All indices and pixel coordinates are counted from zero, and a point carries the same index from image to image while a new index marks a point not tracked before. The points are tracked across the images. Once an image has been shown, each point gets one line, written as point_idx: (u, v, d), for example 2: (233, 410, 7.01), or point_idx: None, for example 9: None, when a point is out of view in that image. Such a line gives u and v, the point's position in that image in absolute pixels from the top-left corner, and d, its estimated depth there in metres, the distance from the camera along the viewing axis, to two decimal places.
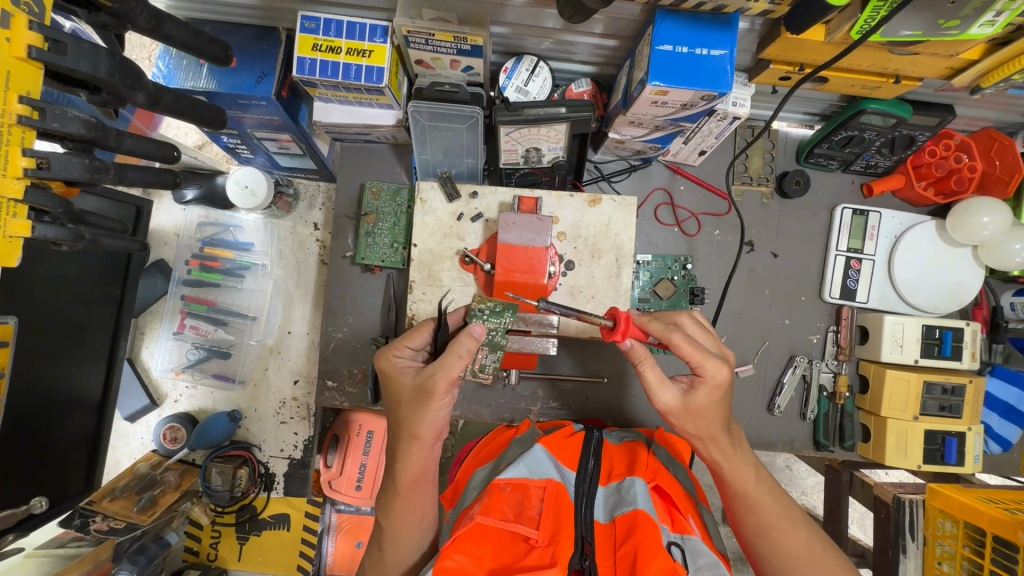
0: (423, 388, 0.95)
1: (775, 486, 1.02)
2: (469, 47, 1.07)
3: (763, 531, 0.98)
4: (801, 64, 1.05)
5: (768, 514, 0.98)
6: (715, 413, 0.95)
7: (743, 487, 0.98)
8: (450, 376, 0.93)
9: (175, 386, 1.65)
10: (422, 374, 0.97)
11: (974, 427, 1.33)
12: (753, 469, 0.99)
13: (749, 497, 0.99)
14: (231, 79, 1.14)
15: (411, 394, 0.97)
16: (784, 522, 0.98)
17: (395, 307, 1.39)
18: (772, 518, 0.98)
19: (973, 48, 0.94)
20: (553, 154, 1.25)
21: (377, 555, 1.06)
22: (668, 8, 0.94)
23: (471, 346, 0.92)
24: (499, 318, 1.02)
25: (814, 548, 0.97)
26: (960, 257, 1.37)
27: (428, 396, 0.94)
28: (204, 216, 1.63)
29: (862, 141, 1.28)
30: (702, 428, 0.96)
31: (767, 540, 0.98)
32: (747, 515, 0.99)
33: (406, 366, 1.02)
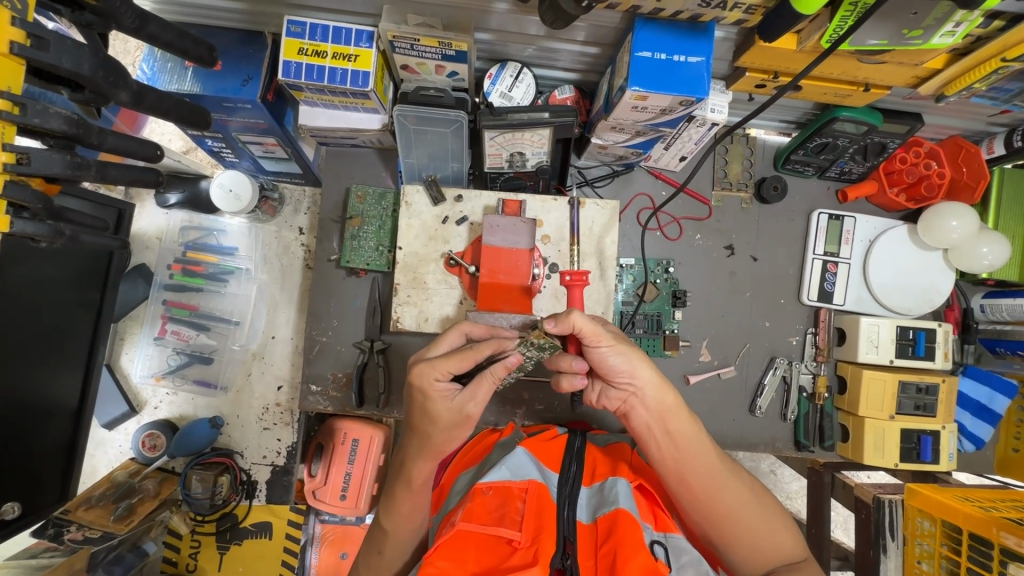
0: (462, 416, 0.98)
1: (736, 471, 1.05)
2: (454, 52, 1.09)
3: (714, 482, 1.01)
4: (776, 72, 1.09)
5: (717, 465, 1.02)
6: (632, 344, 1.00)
7: (687, 434, 1.01)
8: (485, 397, 0.98)
9: (155, 393, 1.62)
10: (460, 398, 0.97)
11: (948, 425, 1.37)
12: (694, 418, 1.02)
13: (714, 483, 1.00)
14: (217, 82, 1.15)
15: (447, 417, 0.97)
16: (729, 470, 1.03)
17: (379, 311, 1.39)
18: (721, 468, 1.02)
19: (937, 57, 0.98)
20: (537, 158, 1.27)
21: (377, 551, 1.11)
22: (647, 17, 0.97)
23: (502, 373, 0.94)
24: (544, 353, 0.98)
25: (755, 490, 1.05)
26: (931, 260, 1.41)
27: (466, 418, 0.98)
28: (187, 220, 1.61)
29: (836, 147, 1.32)
30: (635, 359, 0.96)
31: (719, 491, 1.00)
32: (696, 469, 1.00)
33: (444, 389, 0.97)
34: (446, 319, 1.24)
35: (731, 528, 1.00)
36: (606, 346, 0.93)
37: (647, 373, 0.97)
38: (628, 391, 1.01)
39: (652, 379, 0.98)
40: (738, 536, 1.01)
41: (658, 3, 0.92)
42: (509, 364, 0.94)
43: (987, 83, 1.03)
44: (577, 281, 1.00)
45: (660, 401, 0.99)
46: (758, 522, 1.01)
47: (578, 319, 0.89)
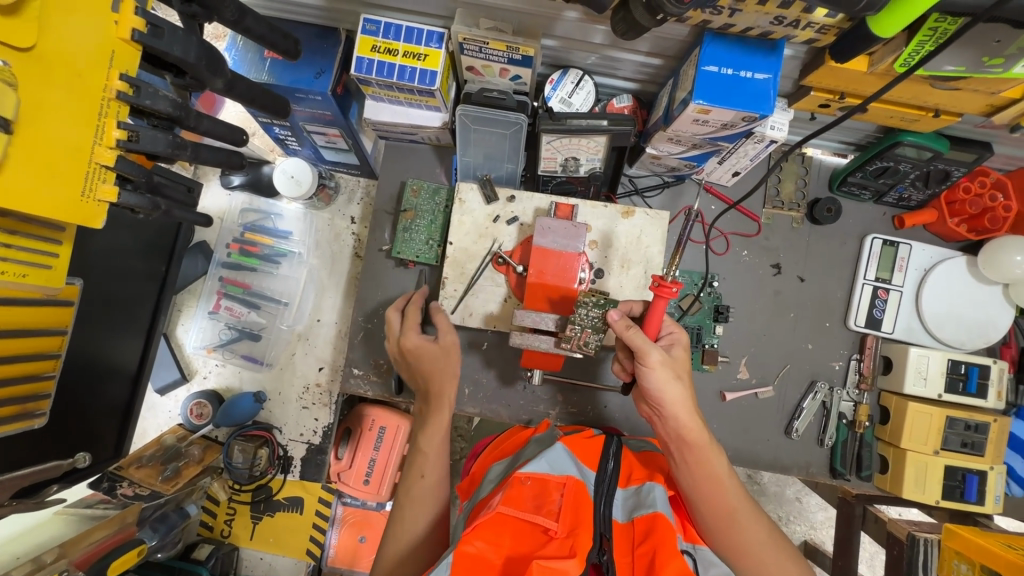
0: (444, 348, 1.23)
1: (754, 507, 1.02)
2: (520, 57, 1.12)
3: (728, 516, 0.99)
4: (842, 92, 1.08)
5: (734, 499, 1.00)
6: (679, 366, 1.01)
7: (704, 464, 1.00)
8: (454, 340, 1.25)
9: (205, 363, 1.71)
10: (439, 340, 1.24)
11: (996, 467, 1.32)
12: (715, 448, 1.02)
13: (728, 516, 0.99)
14: (292, 74, 1.21)
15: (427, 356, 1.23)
16: (748, 506, 1.01)
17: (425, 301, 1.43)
18: (739, 503, 1.00)
19: (1016, 86, 0.95)
20: (591, 165, 1.29)
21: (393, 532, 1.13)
22: (716, 32, 0.98)
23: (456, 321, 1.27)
24: (600, 310, 1.08)
25: (772, 532, 1.02)
26: (990, 294, 1.37)
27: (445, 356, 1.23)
28: (248, 203, 1.68)
29: (897, 171, 1.29)
30: (665, 381, 0.97)
31: (733, 525, 0.99)
32: (712, 500, 1.00)
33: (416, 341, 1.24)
34: (490, 315, 1.27)
35: (740, 562, 1.00)
36: (651, 361, 0.96)
37: (673, 396, 0.98)
38: (655, 410, 1.03)
39: (679, 405, 0.99)
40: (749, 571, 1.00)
41: (729, 19, 0.93)
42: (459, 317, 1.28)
43: None
44: (663, 292, 0.94)
45: (684, 426, 1.00)
46: (773, 564, 0.99)
47: (632, 333, 0.97)
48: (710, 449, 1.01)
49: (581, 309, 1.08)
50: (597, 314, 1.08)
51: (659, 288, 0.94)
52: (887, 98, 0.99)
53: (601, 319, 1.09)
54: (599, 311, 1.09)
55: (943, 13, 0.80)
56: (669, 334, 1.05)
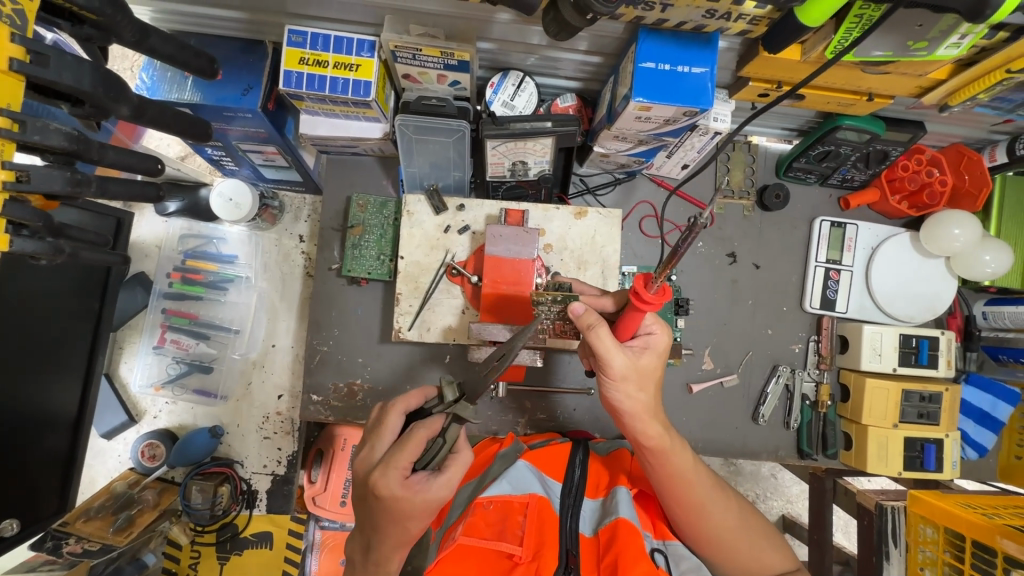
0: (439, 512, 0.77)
1: (723, 494, 1.00)
2: (456, 62, 1.08)
3: (695, 511, 0.97)
4: (779, 81, 1.08)
5: (702, 492, 0.98)
6: (648, 373, 0.93)
7: (666, 466, 0.96)
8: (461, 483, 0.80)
9: (154, 402, 1.61)
10: (427, 491, 0.77)
11: (951, 434, 1.36)
12: (679, 444, 0.98)
13: (695, 511, 0.97)
14: (217, 92, 1.14)
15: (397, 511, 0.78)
16: (715, 495, 0.99)
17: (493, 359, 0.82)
18: (707, 497, 0.98)
19: (941, 68, 0.96)
20: (539, 168, 1.27)
21: None
22: (650, 27, 0.97)
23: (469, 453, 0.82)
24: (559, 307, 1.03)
25: (745, 513, 1.01)
26: (933, 268, 1.41)
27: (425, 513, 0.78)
28: (186, 228, 1.60)
29: (839, 154, 1.32)
30: (626, 392, 0.92)
31: (702, 519, 0.98)
32: (679, 497, 0.97)
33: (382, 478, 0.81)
34: (449, 329, 1.24)
35: (713, 549, 0.99)
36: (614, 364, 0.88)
37: (633, 408, 0.92)
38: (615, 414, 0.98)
39: (638, 415, 0.93)
40: (720, 556, 1.00)
41: (661, 14, 0.92)
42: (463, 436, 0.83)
43: (990, 95, 1.00)
44: (640, 304, 0.81)
45: (642, 435, 0.94)
46: (747, 548, 0.99)
47: (593, 339, 0.87)
48: (673, 449, 0.96)
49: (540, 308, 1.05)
50: (557, 310, 1.04)
51: (638, 299, 0.81)
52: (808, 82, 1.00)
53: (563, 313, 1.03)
54: (559, 307, 1.03)
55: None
56: (647, 336, 0.95)
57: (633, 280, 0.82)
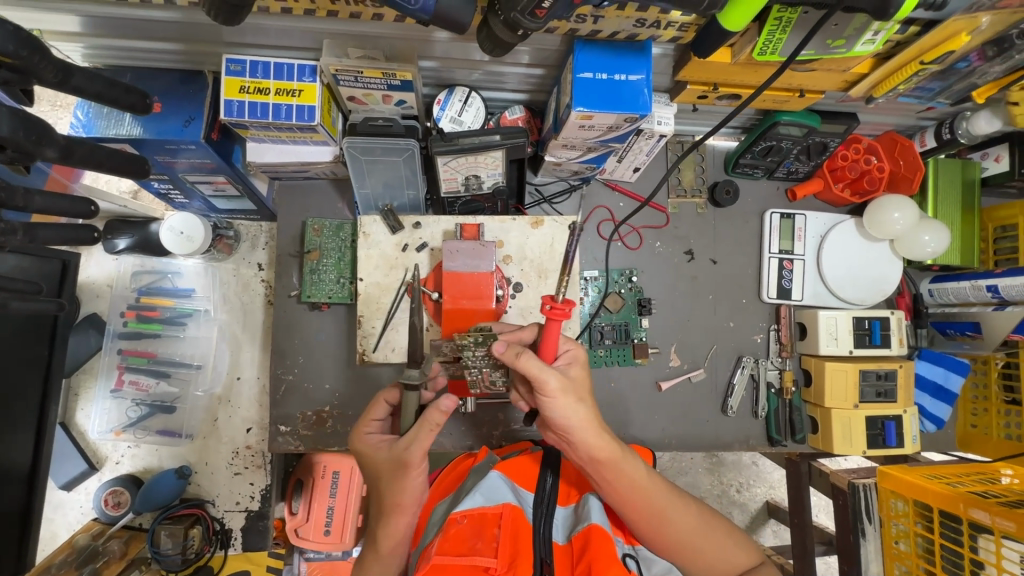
0: (398, 462, 0.88)
1: (680, 496, 1.02)
2: (399, 82, 1.09)
3: (657, 519, 0.98)
4: (715, 83, 1.12)
5: (660, 498, 0.98)
6: (581, 388, 0.94)
7: (621, 478, 0.95)
8: (424, 448, 0.87)
9: (115, 447, 1.56)
10: (398, 445, 0.89)
11: (909, 409, 1.40)
12: (630, 452, 0.97)
13: (657, 517, 0.98)
14: (158, 125, 1.12)
15: (387, 467, 0.90)
16: (674, 500, 0.99)
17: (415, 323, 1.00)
18: (666, 501, 0.98)
19: (861, 63, 1.01)
20: (493, 180, 1.27)
21: None
22: (585, 39, 0.99)
23: (441, 417, 0.86)
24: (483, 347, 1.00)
25: (704, 513, 1.03)
26: (878, 250, 1.47)
27: (405, 468, 0.88)
28: (139, 264, 1.54)
29: (780, 149, 1.37)
30: (567, 410, 0.91)
31: (665, 524, 0.98)
32: (640, 507, 0.97)
33: (379, 440, 0.95)
34: (414, 347, 1.24)
35: (677, 553, 1.00)
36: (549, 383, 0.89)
37: (577, 425, 0.91)
38: (561, 436, 0.96)
39: (586, 427, 0.92)
40: (690, 560, 1.01)
41: (594, 25, 0.94)
42: (447, 408, 0.86)
43: (909, 86, 1.06)
44: (556, 314, 0.87)
45: (594, 449, 0.93)
46: (712, 546, 1.01)
47: (525, 362, 0.88)
48: (624, 458, 0.95)
49: (468, 354, 0.99)
50: (483, 353, 0.99)
51: (550, 311, 0.88)
52: (764, 84, 0.98)
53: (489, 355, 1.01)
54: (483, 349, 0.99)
55: (783, 3, 0.85)
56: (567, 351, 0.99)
57: (543, 300, 0.89)
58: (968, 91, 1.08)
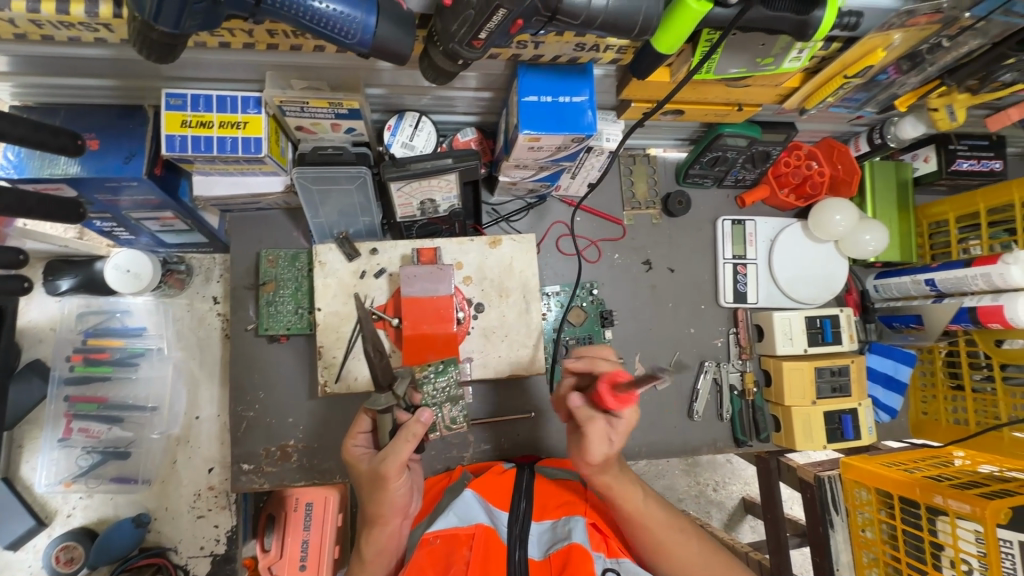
0: (376, 475, 0.90)
1: (687, 530, 1.00)
2: (347, 111, 1.09)
3: (657, 549, 0.98)
4: (658, 100, 1.15)
5: (663, 532, 0.97)
6: (613, 447, 0.92)
7: (625, 510, 0.97)
8: (401, 459, 0.89)
9: (66, 499, 1.48)
10: (376, 460, 0.92)
11: (863, 402, 1.46)
12: (634, 488, 0.98)
13: (659, 546, 0.98)
14: (96, 162, 1.08)
15: (368, 478, 0.92)
16: (675, 532, 0.98)
17: (375, 348, 0.90)
18: (667, 533, 0.98)
19: (792, 78, 1.06)
20: (449, 203, 1.28)
21: None
22: (528, 63, 1.01)
23: (420, 430, 0.89)
24: (446, 375, 1.02)
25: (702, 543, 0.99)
26: (824, 251, 1.54)
27: (383, 480, 0.90)
28: (84, 304, 1.47)
29: (726, 159, 1.42)
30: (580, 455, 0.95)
31: (663, 553, 0.98)
32: (642, 534, 0.98)
33: (364, 454, 0.97)
34: (377, 375, 1.22)
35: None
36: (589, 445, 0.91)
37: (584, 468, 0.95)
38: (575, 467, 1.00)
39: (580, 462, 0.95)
40: None
41: (535, 51, 0.96)
42: (424, 420, 0.89)
43: (838, 97, 1.12)
44: (609, 400, 0.87)
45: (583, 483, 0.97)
46: None
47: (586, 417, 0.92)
48: (619, 491, 0.96)
49: (426, 385, 1.00)
50: (444, 382, 1.02)
51: (609, 395, 0.87)
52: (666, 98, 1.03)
53: (450, 386, 1.02)
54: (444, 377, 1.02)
55: (712, 28, 0.88)
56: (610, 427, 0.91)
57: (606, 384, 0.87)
58: (891, 101, 1.14)
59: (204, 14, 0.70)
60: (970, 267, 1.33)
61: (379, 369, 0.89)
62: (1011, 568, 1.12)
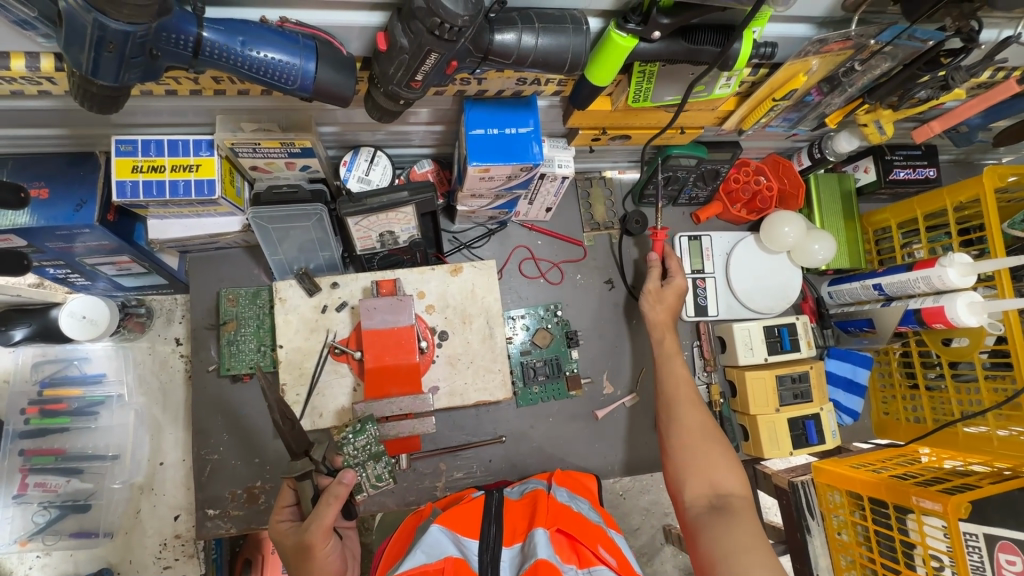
0: (302, 545, 0.94)
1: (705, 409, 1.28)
2: (299, 149, 1.10)
3: (672, 402, 1.29)
4: (603, 127, 1.19)
5: (681, 393, 1.30)
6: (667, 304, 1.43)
7: (672, 367, 1.35)
8: (324, 525, 0.93)
9: (22, 560, 1.43)
10: (301, 530, 0.95)
11: (825, 406, 1.50)
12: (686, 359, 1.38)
13: (674, 401, 1.29)
14: (46, 211, 1.07)
15: (294, 552, 0.95)
16: (691, 399, 1.29)
17: (283, 418, 0.94)
18: (682, 394, 1.29)
19: (726, 101, 1.12)
20: (408, 234, 1.30)
21: None
22: (473, 97, 1.05)
23: (343, 491, 0.94)
24: (364, 434, 1.09)
25: (720, 444, 1.20)
26: (778, 261, 1.59)
27: (309, 550, 0.93)
28: (40, 354, 1.45)
29: (678, 178, 1.47)
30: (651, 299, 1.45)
31: (674, 409, 1.28)
32: (667, 389, 1.32)
33: (290, 526, 1.00)
34: (342, 410, 1.21)
35: (684, 455, 1.20)
36: (647, 284, 1.47)
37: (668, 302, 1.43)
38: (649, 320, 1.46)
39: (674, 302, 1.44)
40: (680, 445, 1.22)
41: (480, 86, 0.99)
42: (347, 483, 0.95)
43: (770, 117, 1.18)
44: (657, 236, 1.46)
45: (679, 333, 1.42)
46: (701, 441, 1.20)
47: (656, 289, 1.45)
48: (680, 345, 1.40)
49: (346, 447, 1.07)
50: (362, 442, 1.08)
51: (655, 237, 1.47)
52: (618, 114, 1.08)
53: (373, 444, 1.09)
54: (363, 437, 1.09)
55: (643, 61, 0.93)
56: (669, 281, 1.46)
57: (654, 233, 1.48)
58: (822, 118, 1.21)
59: (143, 67, 0.71)
60: (912, 271, 1.40)
61: (290, 438, 0.95)
62: (977, 563, 1.12)
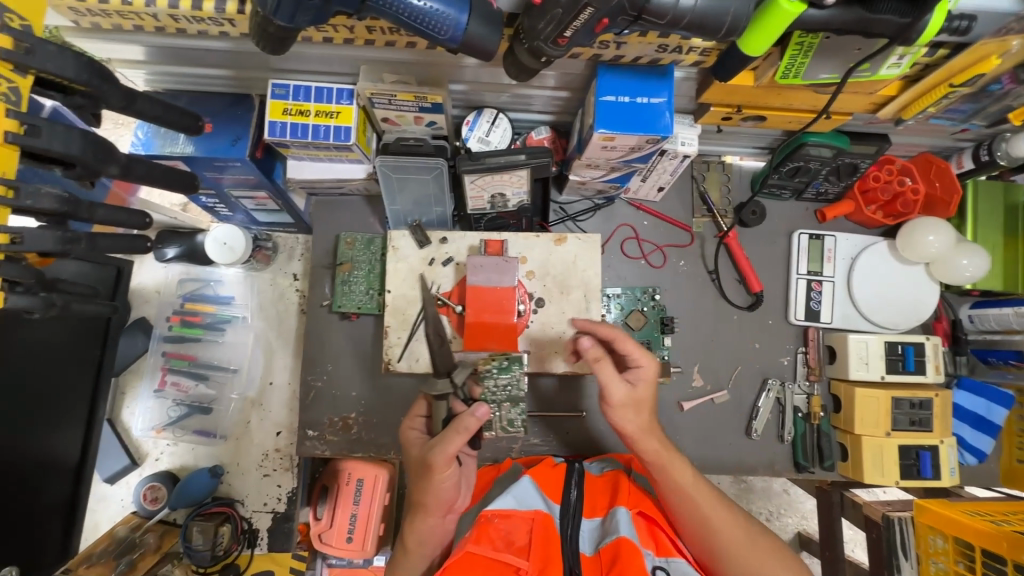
0: (425, 462, 0.96)
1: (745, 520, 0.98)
2: (430, 104, 1.14)
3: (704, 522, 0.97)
4: (738, 105, 1.12)
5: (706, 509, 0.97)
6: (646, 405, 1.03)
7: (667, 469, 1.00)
8: (448, 452, 0.93)
9: (155, 444, 1.64)
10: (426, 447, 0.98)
11: (946, 439, 1.34)
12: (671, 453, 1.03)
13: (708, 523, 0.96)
14: (209, 143, 1.20)
15: (416, 464, 0.99)
16: (721, 511, 0.98)
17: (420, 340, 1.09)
18: (710, 508, 0.97)
19: (888, 85, 1.00)
20: (518, 199, 1.32)
21: None
22: (609, 63, 1.03)
23: (473, 424, 0.93)
24: (510, 373, 1.01)
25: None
26: (912, 273, 1.43)
27: (429, 469, 0.96)
28: (184, 272, 1.66)
29: (808, 170, 1.35)
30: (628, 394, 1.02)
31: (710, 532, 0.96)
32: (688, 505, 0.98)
33: (418, 438, 1.04)
34: None
35: None
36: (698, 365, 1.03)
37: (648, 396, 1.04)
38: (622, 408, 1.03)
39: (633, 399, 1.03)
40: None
41: (617, 51, 0.97)
42: (479, 416, 0.94)
43: (938, 108, 1.05)
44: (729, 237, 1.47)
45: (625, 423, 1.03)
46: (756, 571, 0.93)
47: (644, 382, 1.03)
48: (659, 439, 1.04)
49: (488, 381, 1.00)
50: (505, 380, 1.00)
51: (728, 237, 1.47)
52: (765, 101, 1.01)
53: (514, 386, 1.00)
54: (507, 376, 1.00)
55: (805, 30, 0.85)
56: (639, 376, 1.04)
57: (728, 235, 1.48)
58: (1004, 113, 1.06)
59: (315, 11, 0.76)
60: None
61: (443, 355, 1.07)
62: None
